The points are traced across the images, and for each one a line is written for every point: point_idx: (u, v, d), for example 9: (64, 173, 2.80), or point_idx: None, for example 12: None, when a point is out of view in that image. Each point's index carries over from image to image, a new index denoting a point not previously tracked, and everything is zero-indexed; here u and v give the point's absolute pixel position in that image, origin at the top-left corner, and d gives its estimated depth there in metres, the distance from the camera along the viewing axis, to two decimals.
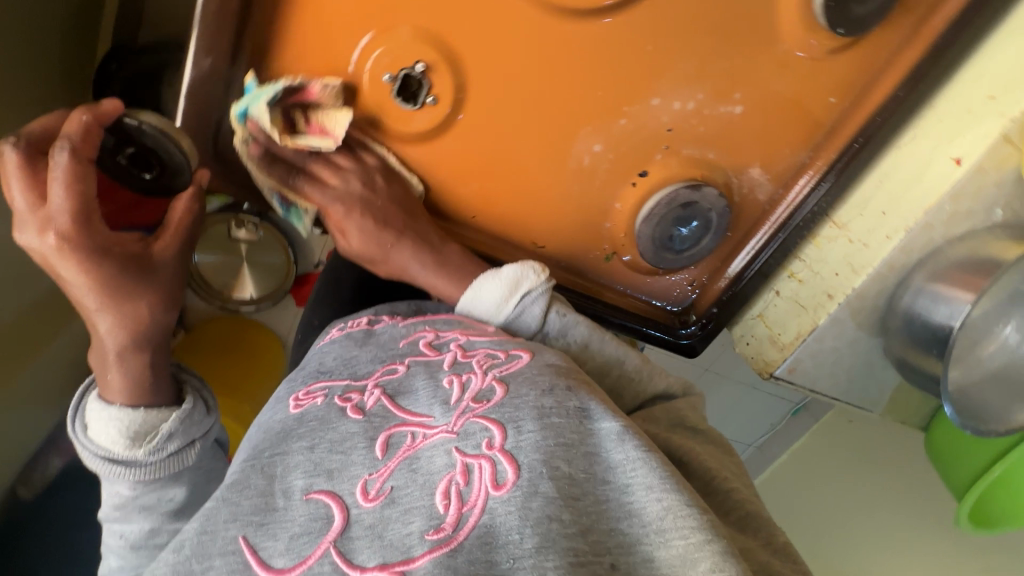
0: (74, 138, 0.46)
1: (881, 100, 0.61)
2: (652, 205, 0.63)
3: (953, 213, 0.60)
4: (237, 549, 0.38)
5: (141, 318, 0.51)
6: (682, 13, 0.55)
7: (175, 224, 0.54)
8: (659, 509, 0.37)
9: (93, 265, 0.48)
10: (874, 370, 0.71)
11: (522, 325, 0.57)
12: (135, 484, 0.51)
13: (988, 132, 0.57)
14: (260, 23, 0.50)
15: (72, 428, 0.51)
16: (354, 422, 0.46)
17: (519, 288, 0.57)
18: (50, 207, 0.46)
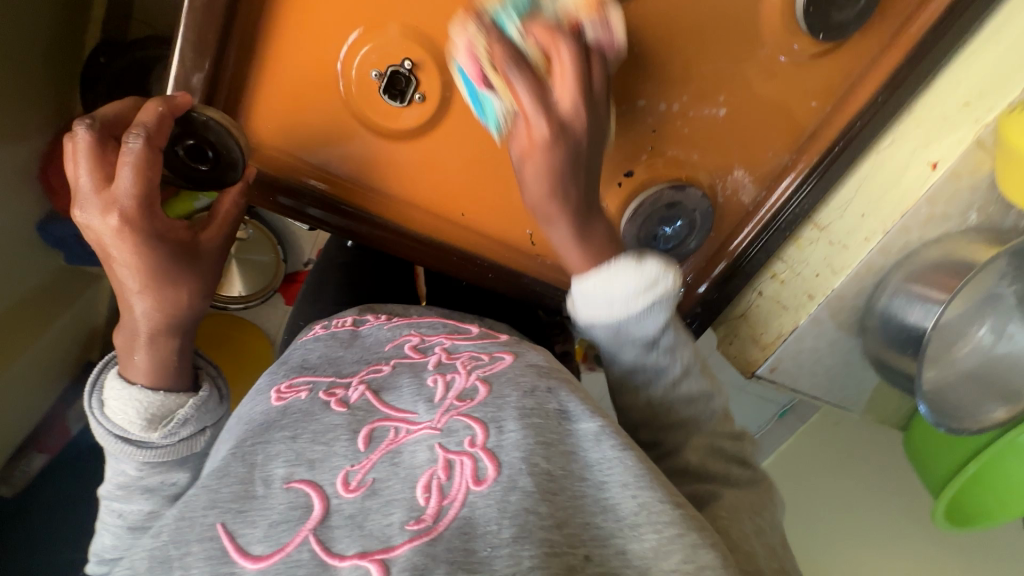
0: (150, 127, 0.47)
1: (862, 104, 0.62)
2: (637, 205, 0.63)
3: (929, 216, 0.65)
4: (216, 534, 0.40)
5: (175, 305, 0.51)
6: (663, 17, 0.55)
7: (222, 217, 0.55)
8: (635, 505, 0.39)
9: (144, 250, 0.48)
10: (853, 370, 0.75)
11: (638, 328, 0.50)
12: (143, 465, 0.51)
13: (962, 139, 0.61)
14: (245, 22, 0.52)
15: (90, 405, 0.52)
16: (338, 414, 0.48)
17: (655, 289, 0.49)
18: (116, 189, 0.46)
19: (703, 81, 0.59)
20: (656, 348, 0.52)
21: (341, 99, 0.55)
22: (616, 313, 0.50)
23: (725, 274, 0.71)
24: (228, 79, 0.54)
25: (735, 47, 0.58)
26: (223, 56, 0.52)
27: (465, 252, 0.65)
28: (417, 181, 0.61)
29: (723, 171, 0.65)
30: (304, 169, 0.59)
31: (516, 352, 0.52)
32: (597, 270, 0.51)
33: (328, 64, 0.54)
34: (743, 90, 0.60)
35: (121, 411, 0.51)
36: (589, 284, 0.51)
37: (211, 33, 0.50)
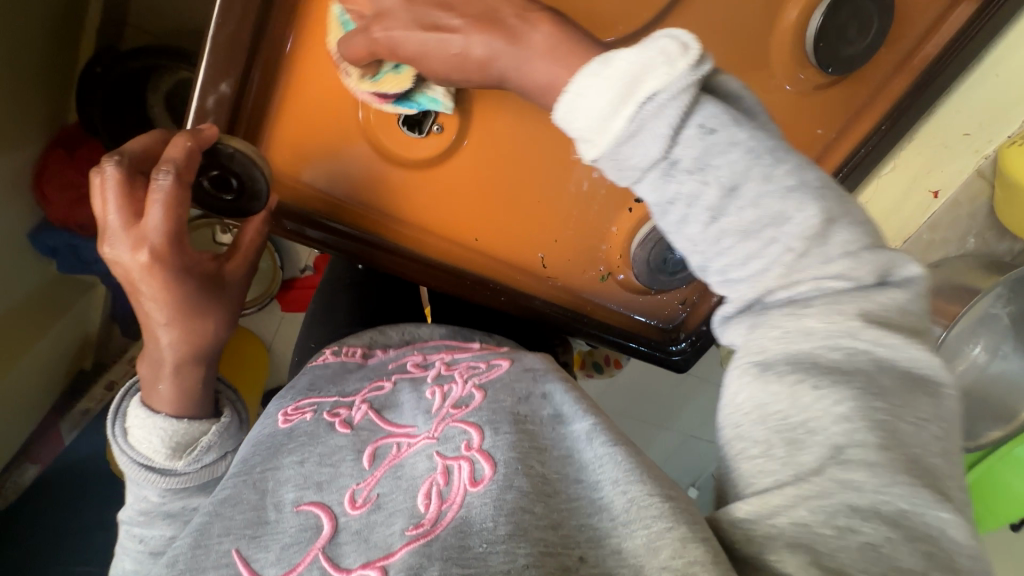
0: (178, 163, 0.46)
1: (867, 131, 0.64)
2: (648, 230, 0.66)
3: (929, 241, 0.71)
4: (230, 561, 0.42)
5: (202, 336, 0.53)
6: (684, 40, 0.55)
7: (245, 248, 0.57)
8: (625, 500, 0.36)
9: (174, 284, 0.50)
10: None
11: (636, 150, 0.35)
12: (165, 492, 0.52)
13: (964, 168, 0.67)
14: (273, 41, 0.50)
15: (113, 433, 0.54)
16: (343, 436, 0.50)
17: (638, 88, 0.35)
18: (146, 228, 0.47)
19: None
20: (676, 172, 0.36)
21: (357, 128, 0.55)
22: (595, 143, 0.36)
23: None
24: (249, 108, 0.52)
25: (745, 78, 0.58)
26: (243, 89, 0.50)
27: (479, 276, 0.67)
28: (432, 209, 0.61)
29: None
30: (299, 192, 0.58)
31: (513, 358, 0.57)
32: (563, 102, 0.38)
33: (346, 94, 0.53)
34: None
35: (145, 439, 0.53)
36: (563, 122, 0.38)
37: (232, 72, 0.49)
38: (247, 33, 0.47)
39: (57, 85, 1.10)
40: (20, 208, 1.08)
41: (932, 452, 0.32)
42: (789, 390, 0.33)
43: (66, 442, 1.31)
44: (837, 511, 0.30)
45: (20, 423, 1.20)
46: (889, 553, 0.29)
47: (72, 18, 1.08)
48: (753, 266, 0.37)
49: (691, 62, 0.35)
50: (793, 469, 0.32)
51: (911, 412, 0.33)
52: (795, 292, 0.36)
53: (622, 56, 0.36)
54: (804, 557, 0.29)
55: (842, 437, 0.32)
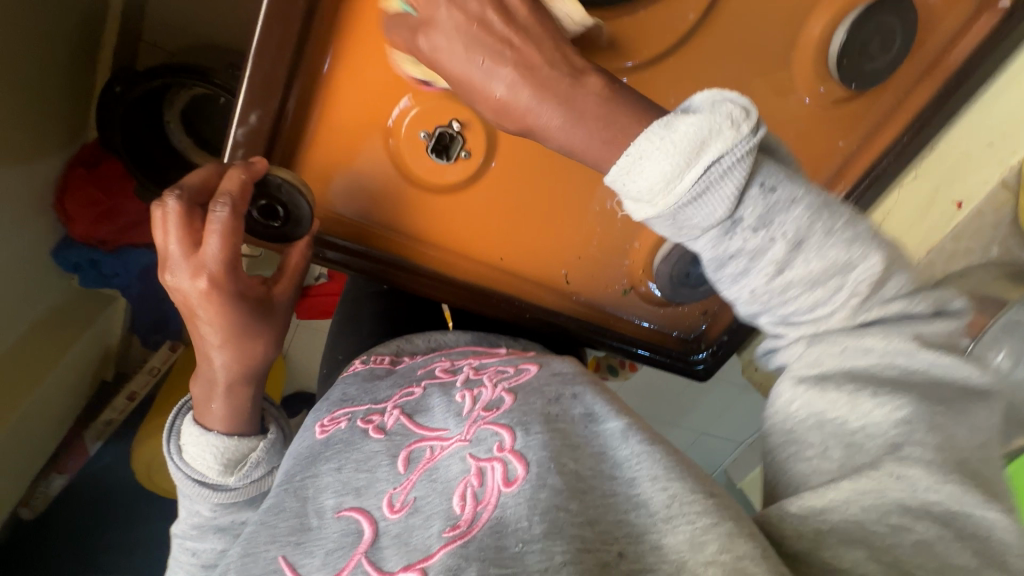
0: (233, 196, 0.48)
1: (888, 142, 0.64)
2: (671, 246, 0.66)
3: (953, 252, 0.68)
4: (277, 567, 0.44)
5: (252, 356, 0.55)
6: (706, 57, 0.55)
7: (291, 271, 0.58)
8: (665, 497, 0.37)
9: (228, 308, 0.51)
10: None
11: (698, 210, 0.37)
12: (216, 507, 0.55)
13: (987, 179, 0.65)
14: (307, 74, 0.50)
15: (169, 450, 0.57)
16: (377, 442, 0.52)
17: (703, 152, 0.36)
18: (204, 255, 0.49)
19: None
20: (739, 230, 0.38)
21: (387, 156, 0.56)
22: (655, 205, 0.37)
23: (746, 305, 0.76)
24: (284, 140, 0.53)
25: (768, 94, 0.59)
26: (280, 119, 0.51)
27: (504, 294, 0.68)
28: (458, 229, 0.62)
29: None
30: (327, 223, 0.60)
31: (540, 362, 0.56)
32: (620, 163, 0.39)
33: (375, 119, 0.54)
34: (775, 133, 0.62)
35: (199, 456, 0.56)
36: (617, 180, 0.39)
37: (269, 107, 0.49)
38: (282, 68, 0.47)
39: (76, 105, 1.12)
40: (43, 227, 1.09)
41: (985, 464, 0.34)
42: (848, 397, 0.36)
43: (91, 451, 1.33)
44: (891, 508, 0.31)
45: (47, 435, 1.22)
46: (944, 550, 0.30)
47: (88, 38, 1.09)
48: (820, 312, 0.39)
49: (751, 127, 0.36)
50: (849, 468, 0.34)
51: (966, 426, 0.35)
52: (856, 324, 0.39)
53: (684, 120, 0.36)
54: (860, 550, 0.30)
55: (899, 436, 0.34)
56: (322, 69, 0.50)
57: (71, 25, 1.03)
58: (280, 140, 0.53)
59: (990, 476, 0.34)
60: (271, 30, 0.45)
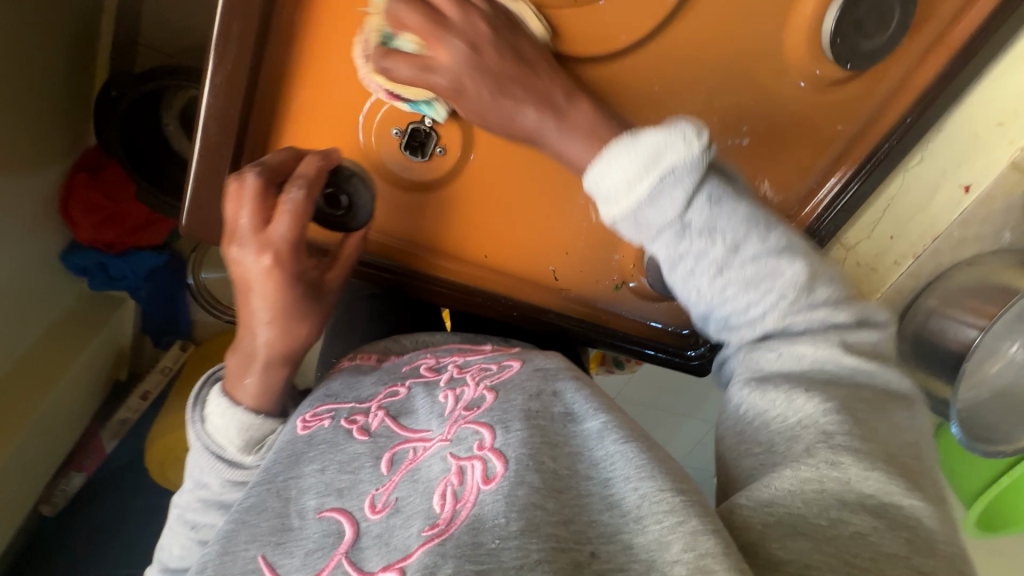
0: (309, 179, 0.48)
1: (891, 125, 0.60)
2: None
3: (961, 239, 0.65)
4: (257, 567, 0.42)
5: (296, 338, 0.53)
6: (689, 44, 0.53)
7: (344, 259, 0.57)
8: (637, 497, 0.35)
9: (284, 287, 0.51)
10: None
11: (657, 211, 0.40)
12: (226, 483, 0.52)
13: (998, 160, 0.62)
14: (272, 74, 0.49)
15: (194, 419, 0.54)
16: (360, 443, 0.50)
17: (657, 163, 0.39)
18: (273, 233, 0.49)
19: (726, 112, 0.57)
20: (688, 234, 0.40)
21: (358, 152, 0.55)
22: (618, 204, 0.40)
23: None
24: (252, 142, 0.52)
25: (758, 78, 0.56)
26: (246, 119, 0.50)
27: (489, 292, 0.65)
28: (437, 225, 0.61)
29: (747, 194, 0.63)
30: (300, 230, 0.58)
31: (524, 358, 0.54)
32: (591, 169, 0.42)
33: (344, 116, 0.53)
34: (768, 119, 0.59)
35: (222, 429, 0.53)
36: (590, 183, 0.42)
37: (234, 108, 0.48)
38: (244, 70, 0.47)
39: (76, 111, 1.13)
40: (50, 232, 1.12)
41: (912, 455, 0.35)
42: (785, 394, 0.37)
43: (108, 450, 1.37)
44: (830, 501, 0.32)
45: (64, 434, 1.25)
46: (878, 540, 0.30)
47: (86, 45, 1.10)
48: (753, 312, 0.40)
49: (702, 144, 0.39)
50: (789, 457, 0.34)
51: (888, 423, 0.36)
52: (788, 327, 0.39)
53: (646, 132, 0.40)
54: (805, 542, 0.30)
55: (831, 426, 0.34)
56: (287, 67, 0.49)
57: (69, 33, 1.04)
58: (250, 141, 0.52)
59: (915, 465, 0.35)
60: (231, 31, 0.45)
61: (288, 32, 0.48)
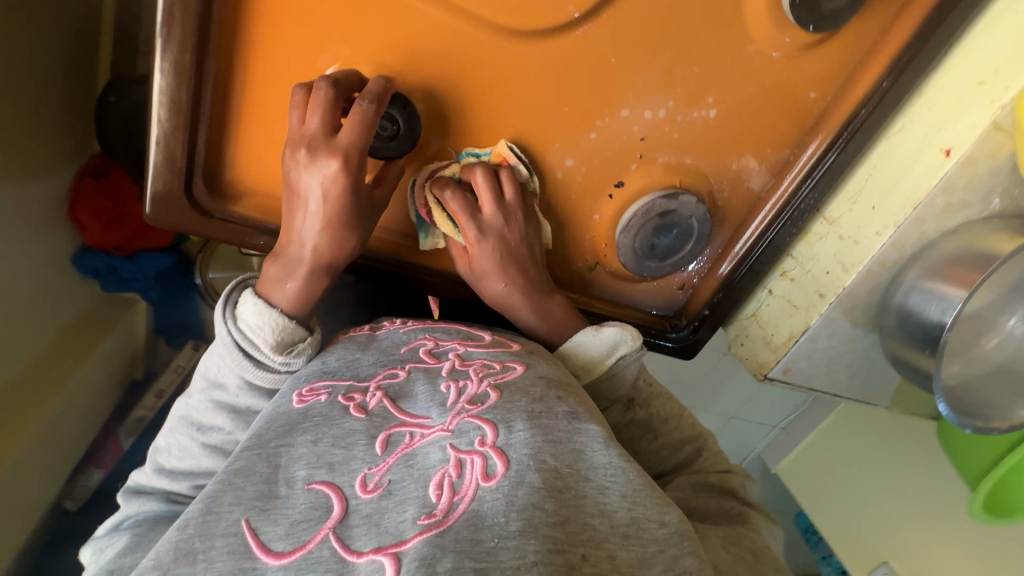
0: (336, 78, 0.50)
1: (866, 91, 0.59)
2: (629, 216, 0.62)
3: (944, 207, 0.58)
4: (239, 531, 0.39)
5: (343, 249, 0.55)
6: (646, 14, 0.52)
7: (388, 179, 0.58)
8: (626, 517, 0.38)
9: (347, 195, 0.53)
10: (875, 362, 0.72)
11: (613, 384, 0.57)
12: (245, 385, 0.52)
13: (974, 123, 0.54)
14: (221, 62, 0.50)
15: (224, 314, 0.53)
16: (357, 420, 0.45)
17: (616, 350, 0.57)
18: (342, 141, 0.51)
19: (690, 84, 0.57)
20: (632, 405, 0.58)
21: None
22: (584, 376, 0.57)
23: (744, 257, 0.70)
24: (208, 125, 0.53)
25: (720, 46, 0.55)
26: (195, 102, 0.50)
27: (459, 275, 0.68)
28: (401, 206, 0.63)
29: (720, 170, 0.64)
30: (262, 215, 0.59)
31: (527, 363, 0.51)
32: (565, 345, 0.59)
33: None
34: (734, 89, 0.58)
35: (256, 329, 0.52)
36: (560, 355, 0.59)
37: (183, 93, 0.49)
38: (189, 54, 0.47)
39: (78, 118, 1.15)
40: (60, 237, 1.14)
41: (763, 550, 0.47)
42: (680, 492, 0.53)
43: None
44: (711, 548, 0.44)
45: (82, 431, 1.25)
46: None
47: (84, 55, 1.12)
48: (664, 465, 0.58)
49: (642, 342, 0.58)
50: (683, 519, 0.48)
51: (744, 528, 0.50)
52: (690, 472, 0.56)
53: (609, 326, 0.58)
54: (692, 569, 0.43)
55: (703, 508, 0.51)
56: (236, 51, 0.50)
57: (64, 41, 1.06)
58: (203, 126, 0.52)
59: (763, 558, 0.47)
60: (175, 14, 0.45)
61: (236, 17, 0.48)
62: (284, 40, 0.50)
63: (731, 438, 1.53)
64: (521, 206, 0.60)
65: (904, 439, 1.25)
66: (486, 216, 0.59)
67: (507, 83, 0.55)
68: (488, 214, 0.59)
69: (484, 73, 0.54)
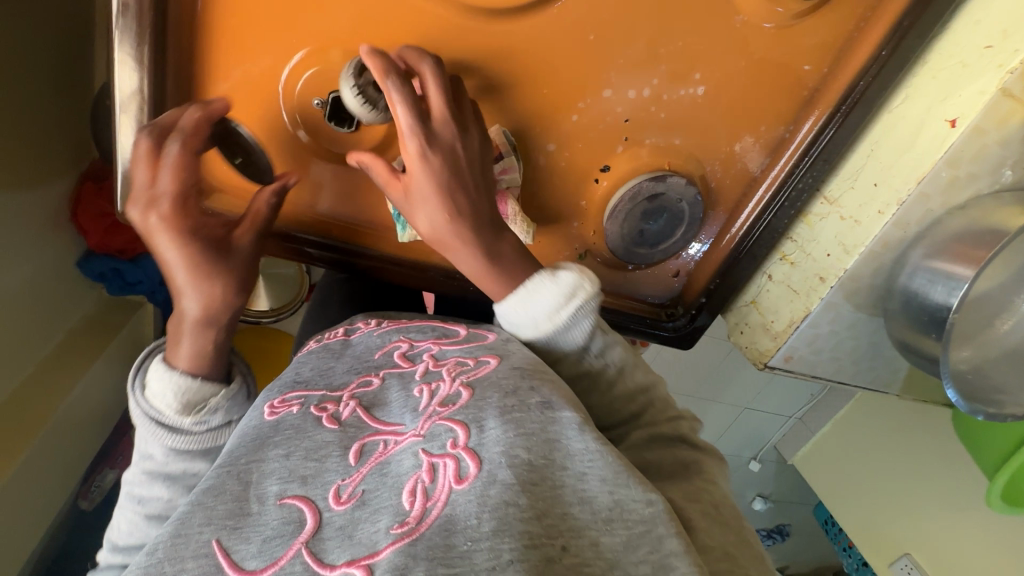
0: (186, 132, 0.50)
1: (864, 62, 0.56)
2: (615, 201, 0.60)
3: (951, 180, 0.55)
4: (210, 552, 0.36)
5: (216, 298, 0.54)
6: None
7: (252, 216, 0.56)
8: (609, 501, 0.37)
9: (194, 242, 0.53)
10: (880, 348, 0.69)
11: (567, 336, 0.51)
12: (168, 451, 0.52)
13: (982, 90, 0.51)
14: (183, 54, 0.49)
15: (133, 385, 0.54)
16: (329, 432, 0.43)
17: (574, 298, 0.50)
18: (158, 189, 0.51)
19: (675, 60, 0.54)
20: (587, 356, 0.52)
21: (282, 123, 0.54)
22: (536, 328, 0.50)
23: (739, 242, 0.67)
24: None
25: (707, 18, 0.52)
26: (160, 98, 0.50)
27: (443, 270, 0.67)
28: (381, 203, 0.61)
29: (712, 151, 0.61)
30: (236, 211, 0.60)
31: (501, 354, 0.48)
32: (515, 291, 0.51)
33: (270, 90, 0.52)
34: (722, 64, 0.55)
35: (161, 394, 0.53)
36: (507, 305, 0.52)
37: (146, 87, 0.49)
38: (148, 48, 0.47)
39: (75, 119, 1.04)
40: (62, 242, 1.05)
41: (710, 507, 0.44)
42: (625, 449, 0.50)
43: None
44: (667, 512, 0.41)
45: (87, 438, 1.14)
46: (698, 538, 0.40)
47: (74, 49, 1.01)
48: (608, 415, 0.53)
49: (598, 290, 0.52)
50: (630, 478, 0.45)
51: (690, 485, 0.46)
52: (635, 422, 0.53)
53: (565, 271, 0.51)
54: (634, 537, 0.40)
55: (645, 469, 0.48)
56: (201, 43, 0.49)
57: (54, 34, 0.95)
58: None
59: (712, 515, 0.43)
60: (129, 5, 0.44)
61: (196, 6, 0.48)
62: (249, 28, 0.49)
63: (744, 428, 1.49)
64: (465, 118, 0.51)
65: (919, 426, 1.21)
66: (432, 121, 0.49)
67: (480, 65, 0.52)
68: (433, 118, 0.49)
69: (455, 56, 0.52)
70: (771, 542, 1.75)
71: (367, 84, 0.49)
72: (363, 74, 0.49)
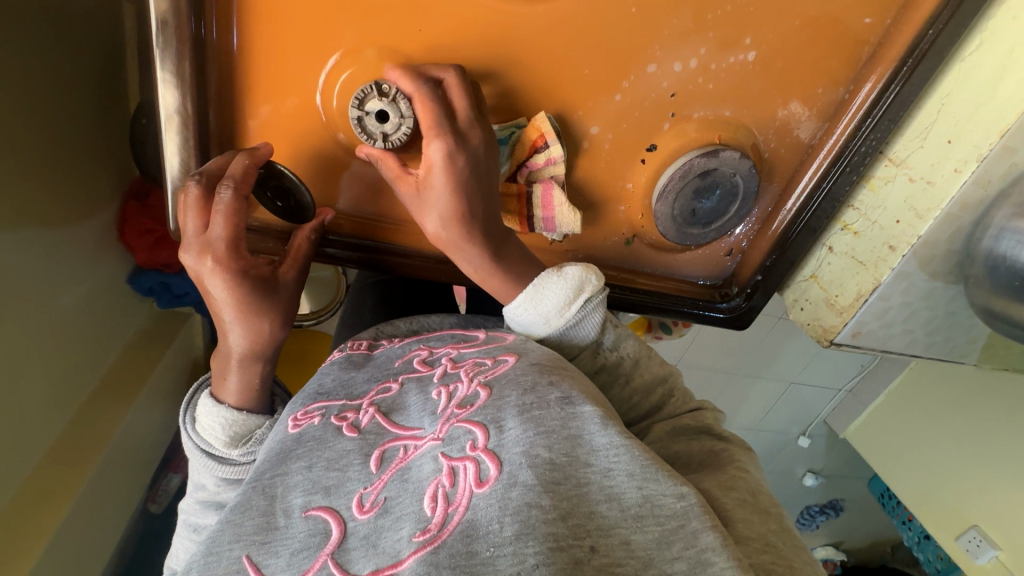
0: (236, 178, 0.50)
1: (933, 8, 0.51)
2: (665, 181, 0.57)
3: None
4: (241, 568, 0.36)
5: (262, 335, 0.55)
6: None
7: (296, 251, 0.57)
8: (638, 496, 0.34)
9: (243, 284, 0.53)
10: (957, 312, 0.64)
11: (578, 334, 0.50)
12: (220, 481, 0.53)
13: None
14: (220, 69, 0.49)
15: (185, 421, 0.56)
16: (349, 440, 0.43)
17: (581, 293, 0.50)
18: (211, 235, 0.51)
19: (723, 26, 0.51)
20: (602, 349, 0.52)
21: (320, 128, 0.54)
22: (548, 327, 0.50)
23: (797, 216, 0.63)
24: (218, 133, 0.52)
25: None
26: (201, 114, 0.50)
27: None
28: None
29: (765, 121, 0.58)
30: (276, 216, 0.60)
31: (519, 351, 0.46)
32: (523, 291, 0.51)
33: (306, 96, 0.51)
34: (773, 26, 0.52)
35: (210, 426, 0.55)
36: (515, 308, 0.51)
37: (188, 103, 0.49)
38: (187, 62, 0.47)
39: (118, 141, 1.05)
40: (115, 259, 1.07)
41: (749, 492, 0.41)
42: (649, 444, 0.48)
43: None
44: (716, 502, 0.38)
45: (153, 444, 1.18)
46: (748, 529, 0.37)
47: (111, 71, 1.01)
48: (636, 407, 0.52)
49: (599, 286, 0.51)
50: None
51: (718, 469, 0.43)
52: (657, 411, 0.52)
53: (568, 268, 0.51)
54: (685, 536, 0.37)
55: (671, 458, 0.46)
56: (234, 56, 0.49)
57: (91, 58, 0.96)
58: (215, 138, 0.53)
59: (752, 495, 0.41)
60: (167, 22, 0.44)
61: (229, 16, 0.47)
62: (284, 35, 0.48)
63: (792, 403, 1.45)
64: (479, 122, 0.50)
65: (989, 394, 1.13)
66: (457, 130, 0.49)
67: (518, 49, 0.50)
68: (460, 130, 0.49)
69: (489, 40, 0.50)
70: (825, 517, 1.70)
71: (366, 115, 0.50)
72: (365, 104, 0.49)
